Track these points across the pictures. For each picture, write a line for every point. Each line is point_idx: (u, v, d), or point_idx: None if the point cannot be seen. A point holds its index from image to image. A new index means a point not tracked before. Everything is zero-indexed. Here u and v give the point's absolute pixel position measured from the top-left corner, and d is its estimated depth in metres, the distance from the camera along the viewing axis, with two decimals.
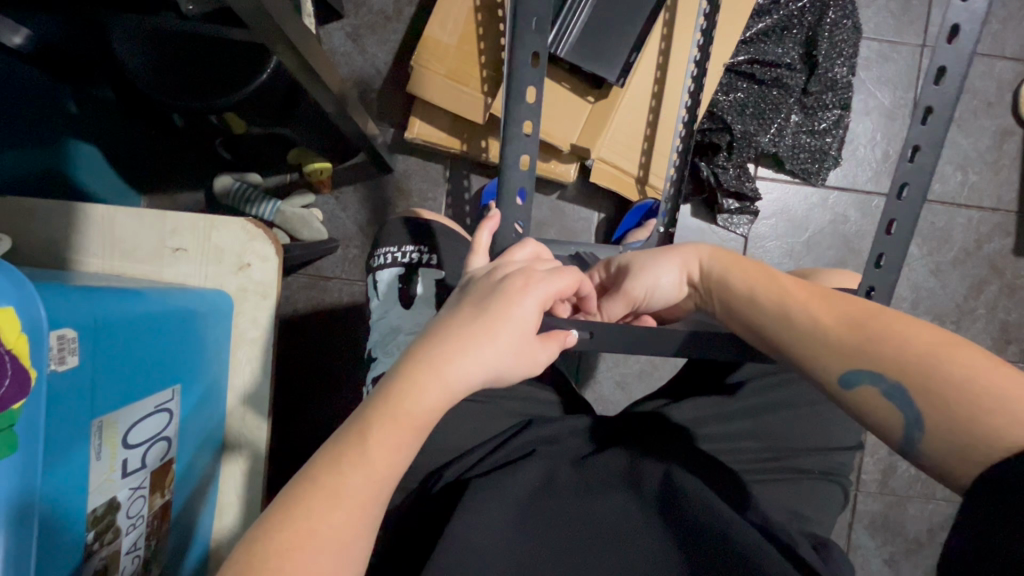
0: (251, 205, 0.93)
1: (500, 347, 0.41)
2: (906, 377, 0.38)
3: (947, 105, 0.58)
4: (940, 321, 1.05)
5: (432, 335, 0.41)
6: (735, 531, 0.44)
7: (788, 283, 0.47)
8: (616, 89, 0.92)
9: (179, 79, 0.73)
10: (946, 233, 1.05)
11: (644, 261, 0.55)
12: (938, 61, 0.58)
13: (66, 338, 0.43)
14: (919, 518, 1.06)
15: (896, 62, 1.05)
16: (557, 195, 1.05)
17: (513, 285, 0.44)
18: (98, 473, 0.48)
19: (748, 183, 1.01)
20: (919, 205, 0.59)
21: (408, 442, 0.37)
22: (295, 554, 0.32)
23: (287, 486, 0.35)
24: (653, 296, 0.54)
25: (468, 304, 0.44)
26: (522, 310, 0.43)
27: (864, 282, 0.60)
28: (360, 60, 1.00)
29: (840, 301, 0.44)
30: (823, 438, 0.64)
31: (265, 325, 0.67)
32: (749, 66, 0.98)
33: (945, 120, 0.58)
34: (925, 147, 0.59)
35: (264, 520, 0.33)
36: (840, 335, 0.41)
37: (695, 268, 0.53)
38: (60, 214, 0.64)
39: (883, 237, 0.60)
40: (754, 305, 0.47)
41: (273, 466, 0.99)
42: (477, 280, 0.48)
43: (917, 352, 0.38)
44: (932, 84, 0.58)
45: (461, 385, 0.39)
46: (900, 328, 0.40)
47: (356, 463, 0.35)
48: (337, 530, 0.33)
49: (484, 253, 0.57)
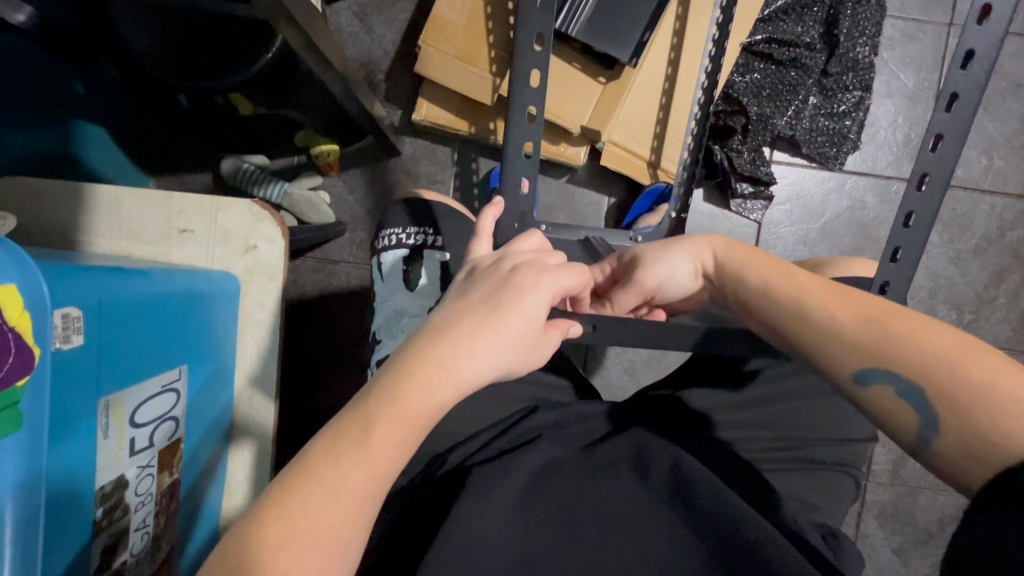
0: (258, 187, 0.93)
1: (507, 344, 0.40)
2: (925, 382, 0.37)
3: (973, 93, 0.55)
4: (958, 310, 1.03)
5: (436, 328, 0.40)
6: (745, 523, 0.43)
7: (801, 276, 0.45)
8: (629, 70, 0.90)
9: (182, 56, 0.72)
10: (968, 220, 1.02)
11: (652, 253, 0.52)
12: (966, 44, 0.56)
13: (70, 317, 0.43)
14: (929, 509, 1.04)
15: (921, 41, 1.01)
16: (567, 178, 1.03)
17: (523, 278, 0.42)
18: (106, 451, 0.48)
19: (764, 167, 0.98)
20: (942, 193, 0.57)
21: (408, 439, 0.36)
22: (291, 551, 0.32)
23: (283, 476, 0.35)
24: (666, 287, 0.53)
25: (475, 296, 0.42)
26: (531, 305, 0.41)
27: (878, 278, 0.59)
28: (367, 40, 0.98)
29: (859, 298, 0.42)
30: (839, 428, 0.62)
31: (272, 308, 0.67)
32: (767, 46, 0.95)
33: (970, 109, 0.56)
34: (949, 134, 0.57)
35: (260, 514, 0.33)
36: (857, 333, 0.40)
37: (709, 259, 0.51)
38: (65, 195, 0.64)
39: (903, 228, 0.58)
40: (771, 301, 0.45)
41: (282, 446, 0.99)
42: (484, 269, 0.46)
43: (936, 355, 0.37)
44: (960, 69, 0.56)
45: (471, 380, 0.38)
46: (919, 330, 0.39)
47: (356, 459, 0.35)
48: (334, 525, 0.33)
49: (488, 237, 0.53)
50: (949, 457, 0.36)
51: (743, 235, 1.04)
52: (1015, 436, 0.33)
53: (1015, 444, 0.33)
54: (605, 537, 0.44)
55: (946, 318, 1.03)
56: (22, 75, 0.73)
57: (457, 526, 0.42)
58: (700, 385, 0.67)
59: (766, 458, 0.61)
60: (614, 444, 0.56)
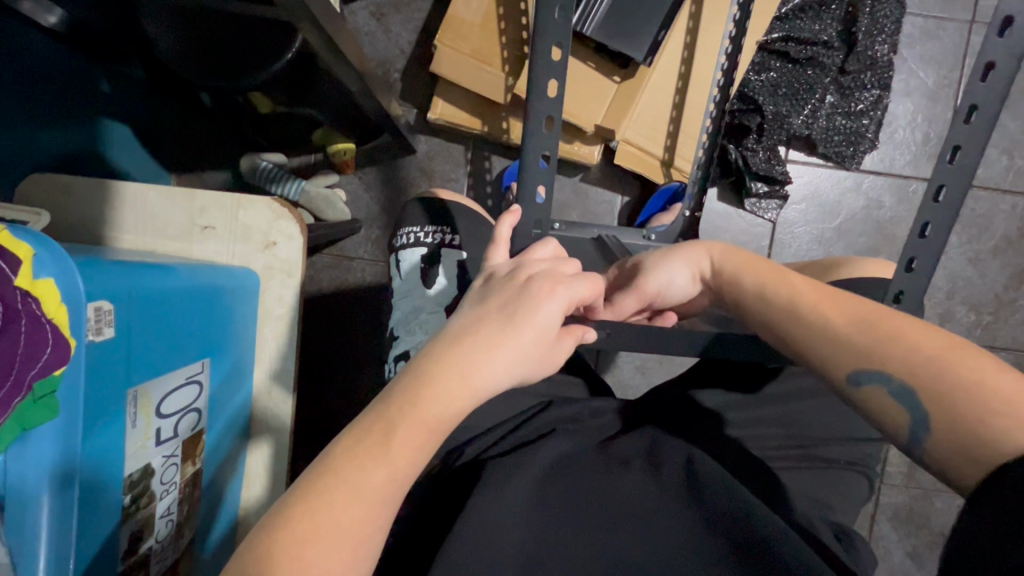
0: (277, 184, 0.94)
1: (522, 355, 0.40)
2: (913, 381, 0.38)
3: (993, 101, 0.54)
4: (977, 312, 1.01)
5: (453, 336, 0.41)
6: (758, 520, 0.43)
7: (795, 280, 0.46)
8: (644, 69, 0.91)
9: (205, 55, 0.73)
10: (988, 221, 1.01)
11: (652, 260, 0.53)
12: (986, 56, 0.54)
13: (103, 310, 0.44)
14: (944, 512, 1.04)
15: (941, 39, 1.00)
16: (580, 176, 1.03)
17: (538, 289, 0.43)
18: (134, 440, 0.50)
19: (779, 167, 0.97)
20: (956, 206, 0.56)
21: (427, 443, 0.37)
22: (315, 547, 0.33)
23: (307, 475, 0.35)
24: (665, 293, 0.53)
25: (491, 306, 0.43)
26: (547, 314, 0.42)
27: (892, 287, 0.58)
28: (383, 39, 0.99)
29: (853, 301, 0.42)
30: (853, 427, 0.62)
31: (291, 303, 0.69)
32: (784, 44, 0.94)
33: (991, 118, 0.54)
34: (967, 145, 0.55)
35: (285, 510, 0.34)
36: (850, 334, 0.41)
37: (706, 265, 0.51)
38: (93, 192, 0.67)
39: (917, 240, 0.57)
40: (764, 303, 0.46)
41: (297, 440, 1.01)
42: (500, 278, 0.46)
43: (927, 356, 0.38)
44: (978, 80, 0.55)
45: (486, 389, 0.39)
46: (911, 332, 0.39)
47: (378, 460, 0.35)
48: (359, 524, 0.34)
49: (505, 245, 0.53)
50: (950, 458, 0.37)
51: (758, 235, 1.04)
52: (1009, 437, 0.33)
53: (1010, 445, 0.33)
54: (617, 530, 0.45)
55: (963, 319, 1.02)
56: (52, 74, 0.75)
57: (473, 516, 0.43)
58: (715, 383, 0.66)
59: (779, 456, 0.61)
60: (627, 440, 0.56)
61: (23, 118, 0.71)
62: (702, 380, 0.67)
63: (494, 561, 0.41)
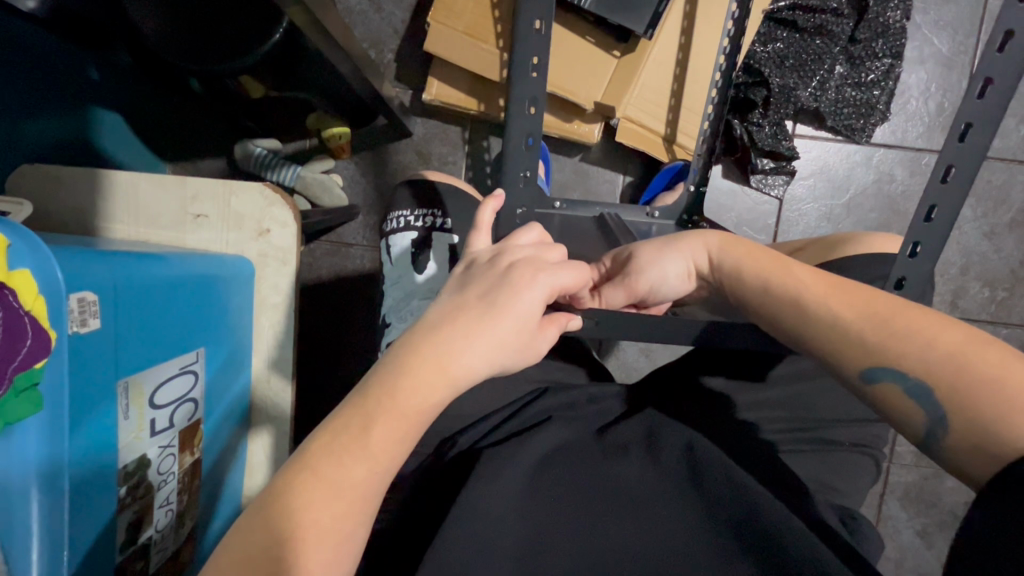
0: (272, 171, 0.92)
1: (504, 345, 0.39)
2: (931, 377, 0.37)
3: (1015, 68, 0.51)
4: (992, 288, 0.98)
5: (433, 324, 0.39)
6: (763, 507, 0.43)
7: (803, 271, 0.44)
8: (644, 42, 0.87)
9: (182, 32, 0.71)
10: (1004, 193, 0.97)
11: (647, 255, 0.50)
12: (1006, 24, 0.51)
13: (87, 301, 0.43)
14: (955, 490, 1.02)
15: (956, 3, 0.96)
16: (580, 156, 1.01)
17: (519, 276, 0.41)
18: (127, 432, 0.49)
19: (785, 142, 0.94)
20: (968, 185, 0.53)
21: (408, 434, 0.36)
22: (299, 545, 0.32)
23: (284, 473, 0.35)
24: (659, 290, 0.50)
25: (471, 293, 0.41)
26: (525, 302, 0.40)
27: (894, 274, 0.55)
28: (376, 19, 0.97)
29: (865, 295, 0.41)
30: (859, 409, 0.61)
31: (286, 291, 0.68)
32: (790, 13, 0.90)
33: (1010, 89, 0.51)
34: (980, 120, 0.52)
35: (268, 507, 0.34)
36: (864, 329, 0.39)
37: (703, 259, 0.49)
38: (84, 182, 0.66)
39: (922, 223, 0.54)
40: (772, 294, 0.44)
41: (299, 427, 1.01)
42: (482, 264, 0.45)
43: (946, 350, 0.37)
44: (995, 52, 0.51)
45: (466, 378, 0.38)
46: (926, 326, 0.38)
47: (357, 452, 0.35)
48: (339, 519, 0.34)
49: (485, 231, 0.50)
50: (966, 452, 0.36)
51: (764, 213, 1.01)
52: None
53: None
54: (614, 518, 0.44)
55: (976, 296, 0.99)
56: (43, 64, 0.74)
57: (464, 506, 0.42)
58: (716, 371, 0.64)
59: (786, 440, 0.59)
60: (627, 426, 0.55)
61: (19, 110, 0.71)
62: (702, 365, 0.66)
63: (490, 554, 0.40)
